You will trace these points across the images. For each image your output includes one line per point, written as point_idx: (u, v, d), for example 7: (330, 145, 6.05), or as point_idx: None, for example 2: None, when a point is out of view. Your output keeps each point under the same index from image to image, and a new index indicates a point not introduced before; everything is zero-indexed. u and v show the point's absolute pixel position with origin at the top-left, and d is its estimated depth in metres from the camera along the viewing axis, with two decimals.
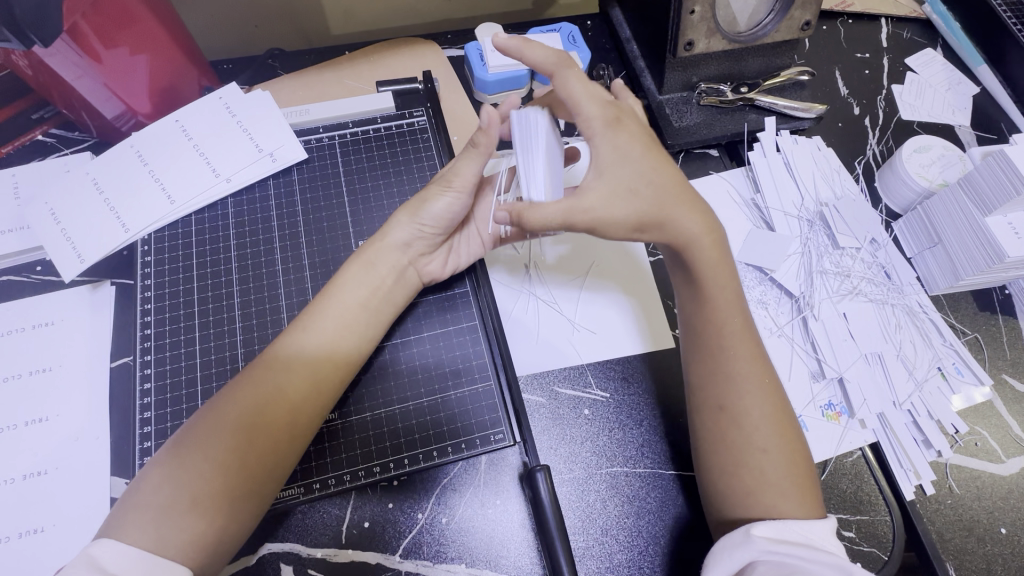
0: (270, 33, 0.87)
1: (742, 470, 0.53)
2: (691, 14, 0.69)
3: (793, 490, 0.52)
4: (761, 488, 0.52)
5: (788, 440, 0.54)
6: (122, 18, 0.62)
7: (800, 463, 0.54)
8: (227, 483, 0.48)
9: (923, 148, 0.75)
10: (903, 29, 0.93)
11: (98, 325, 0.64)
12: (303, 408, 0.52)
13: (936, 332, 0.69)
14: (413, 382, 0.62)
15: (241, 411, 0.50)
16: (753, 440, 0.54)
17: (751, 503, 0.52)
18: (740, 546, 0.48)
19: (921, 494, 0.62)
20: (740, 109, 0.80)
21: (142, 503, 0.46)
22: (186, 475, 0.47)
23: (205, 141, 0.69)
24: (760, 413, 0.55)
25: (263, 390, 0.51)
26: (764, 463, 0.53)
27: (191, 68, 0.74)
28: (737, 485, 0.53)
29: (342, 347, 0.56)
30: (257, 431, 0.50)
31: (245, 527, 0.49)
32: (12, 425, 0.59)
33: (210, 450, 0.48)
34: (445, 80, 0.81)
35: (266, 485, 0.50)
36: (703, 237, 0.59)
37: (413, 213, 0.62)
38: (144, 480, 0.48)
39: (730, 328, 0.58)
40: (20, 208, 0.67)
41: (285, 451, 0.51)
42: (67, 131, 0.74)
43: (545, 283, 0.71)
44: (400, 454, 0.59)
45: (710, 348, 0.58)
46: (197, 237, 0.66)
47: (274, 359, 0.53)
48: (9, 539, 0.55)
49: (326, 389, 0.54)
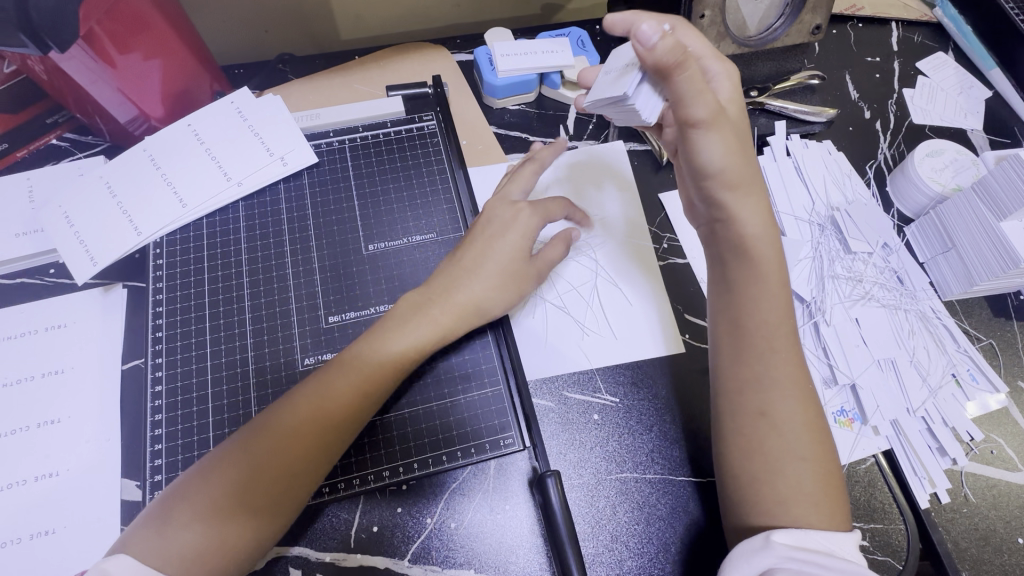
0: (281, 38, 0.88)
1: (776, 476, 0.52)
2: (700, 18, 0.70)
3: (826, 499, 0.51)
4: (794, 497, 0.51)
5: (823, 450, 0.53)
6: (135, 24, 0.63)
7: (833, 474, 0.53)
8: (254, 505, 0.48)
9: (934, 152, 0.75)
10: (914, 32, 0.93)
11: (111, 326, 0.65)
12: (330, 435, 0.52)
13: (949, 338, 0.69)
14: (431, 397, 0.62)
15: (273, 435, 0.50)
16: (790, 448, 0.52)
17: (779, 512, 0.51)
18: (758, 552, 0.48)
19: (935, 502, 0.61)
20: (750, 113, 0.80)
21: (169, 522, 0.47)
22: (213, 501, 0.48)
23: (217, 146, 0.69)
24: (801, 422, 0.53)
25: (297, 415, 0.51)
26: (799, 470, 0.52)
27: (204, 73, 0.75)
28: (767, 493, 0.51)
29: (378, 371, 0.54)
30: (288, 457, 0.50)
31: (265, 545, 0.49)
32: (24, 426, 0.60)
33: (241, 474, 0.49)
34: (455, 85, 0.81)
35: (290, 506, 0.50)
36: (765, 237, 0.58)
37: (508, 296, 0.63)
38: (173, 498, 0.48)
39: (784, 331, 0.57)
40: (34, 211, 0.68)
41: (312, 476, 0.51)
42: (81, 135, 0.75)
43: (555, 290, 0.71)
44: (423, 467, 0.59)
45: (757, 348, 0.56)
46: (207, 241, 0.67)
47: (306, 392, 0.53)
48: (20, 541, 0.55)
49: (359, 416, 0.53)
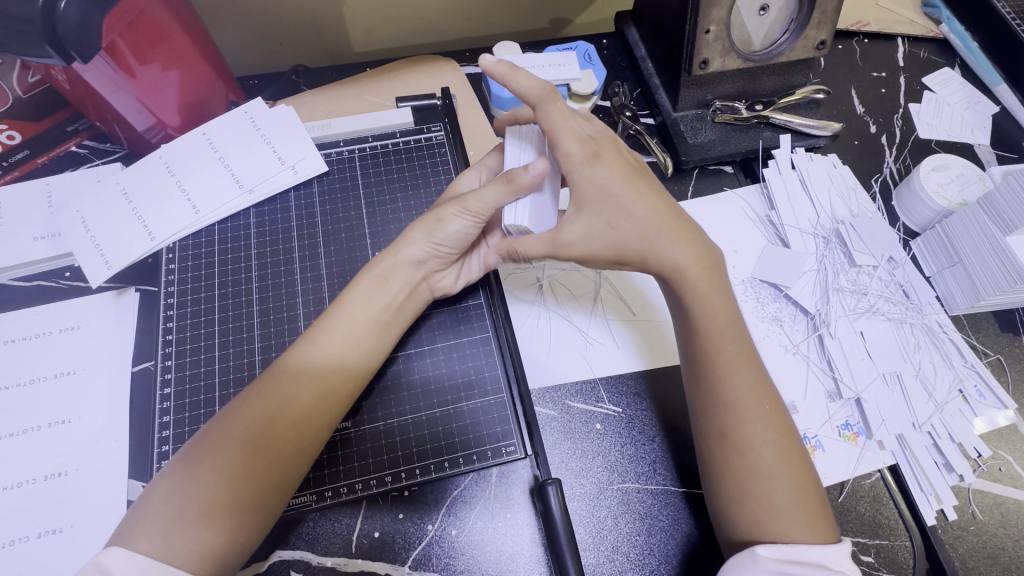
0: (295, 51, 0.90)
1: (749, 496, 0.52)
2: (706, 34, 0.71)
3: (805, 515, 0.51)
4: (771, 516, 0.51)
5: (795, 465, 0.53)
6: (156, 36, 0.65)
7: (809, 487, 0.52)
8: (235, 493, 0.49)
9: (941, 166, 0.75)
10: (920, 48, 0.93)
11: (123, 329, 0.66)
12: (310, 421, 0.53)
13: (957, 352, 0.68)
14: (410, 396, 0.62)
15: (249, 423, 0.51)
16: (760, 468, 0.52)
17: (761, 530, 0.51)
18: (748, 566, 0.48)
19: (942, 519, 0.60)
20: (755, 126, 0.80)
21: (153, 513, 0.47)
22: (194, 491, 0.48)
23: (230, 153, 0.71)
24: (766, 441, 0.53)
25: (269, 403, 0.53)
26: (770, 489, 0.51)
27: (219, 83, 0.77)
28: (745, 513, 0.51)
29: (346, 357, 0.56)
30: (264, 443, 0.51)
31: (251, 538, 0.50)
32: (36, 426, 0.61)
33: (220, 462, 0.50)
34: (463, 96, 0.83)
35: (273, 496, 0.51)
36: (693, 266, 0.58)
37: (430, 232, 0.60)
38: (156, 491, 0.49)
39: (727, 347, 0.57)
40: (52, 216, 0.70)
41: (293, 463, 0.52)
42: (99, 142, 0.77)
43: (560, 300, 0.72)
44: (409, 464, 0.59)
45: (710, 373, 0.56)
46: (219, 247, 0.68)
47: (277, 381, 0.54)
48: (28, 539, 0.56)
49: (331, 401, 0.55)
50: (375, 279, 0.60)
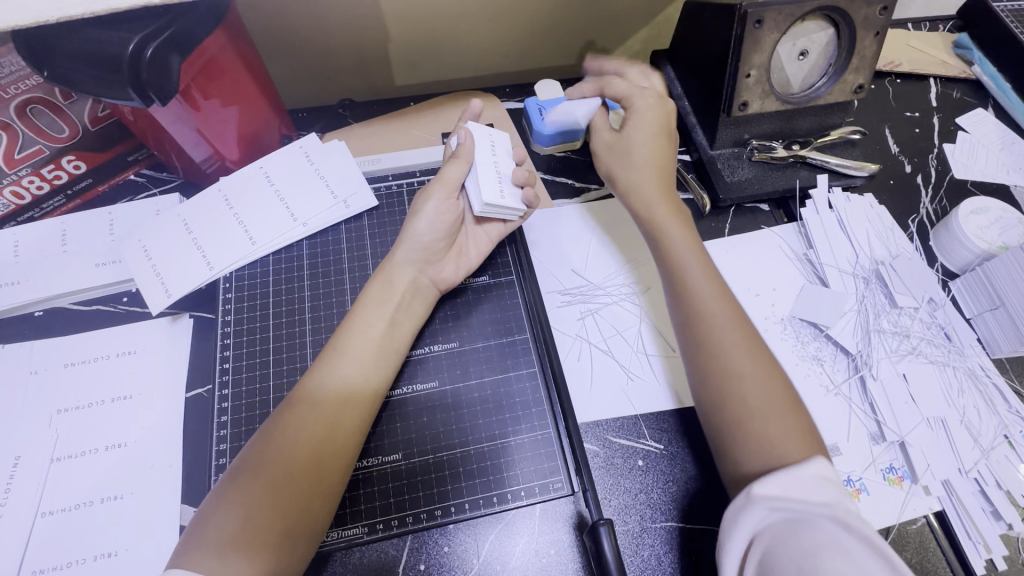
0: (342, 85, 0.94)
1: (725, 379, 0.58)
2: (746, 77, 0.74)
3: (774, 389, 0.57)
4: (748, 394, 0.56)
5: (756, 349, 0.60)
6: (223, 77, 0.68)
7: (774, 374, 0.58)
8: (283, 508, 0.51)
9: (980, 209, 0.76)
10: (952, 88, 0.95)
11: (178, 354, 0.68)
12: (342, 424, 0.56)
13: (1001, 398, 0.68)
14: (442, 416, 0.64)
15: (287, 436, 0.55)
16: (726, 352, 0.59)
17: (745, 418, 0.55)
18: (743, 509, 0.49)
19: (992, 569, 0.59)
20: (792, 165, 0.82)
21: (205, 540, 0.49)
22: (243, 511, 0.50)
23: (285, 186, 0.74)
24: (735, 340, 0.60)
25: (303, 412, 0.56)
26: (740, 376, 0.57)
27: (274, 116, 0.80)
28: (725, 404, 0.56)
29: (369, 357, 0.61)
30: (303, 451, 0.54)
31: (299, 559, 0.51)
32: (94, 449, 0.63)
33: (264, 477, 0.52)
34: (505, 132, 0.86)
35: (318, 508, 0.53)
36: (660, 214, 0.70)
37: (412, 230, 0.68)
38: (206, 517, 0.50)
39: (721, 329, 0.60)
40: (114, 243, 0.73)
41: (332, 476, 0.54)
42: (157, 172, 0.81)
43: (602, 334, 0.73)
44: (443, 487, 0.60)
45: (704, 345, 0.60)
46: (274, 278, 0.70)
47: (308, 393, 0.58)
48: (85, 562, 0.57)
49: (360, 406, 0.58)
50: (382, 281, 0.66)
